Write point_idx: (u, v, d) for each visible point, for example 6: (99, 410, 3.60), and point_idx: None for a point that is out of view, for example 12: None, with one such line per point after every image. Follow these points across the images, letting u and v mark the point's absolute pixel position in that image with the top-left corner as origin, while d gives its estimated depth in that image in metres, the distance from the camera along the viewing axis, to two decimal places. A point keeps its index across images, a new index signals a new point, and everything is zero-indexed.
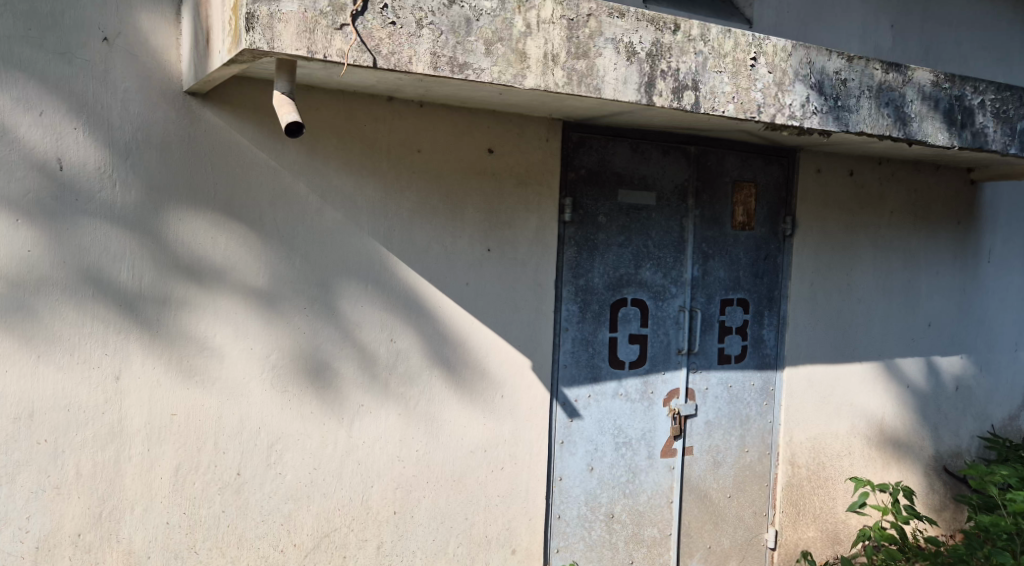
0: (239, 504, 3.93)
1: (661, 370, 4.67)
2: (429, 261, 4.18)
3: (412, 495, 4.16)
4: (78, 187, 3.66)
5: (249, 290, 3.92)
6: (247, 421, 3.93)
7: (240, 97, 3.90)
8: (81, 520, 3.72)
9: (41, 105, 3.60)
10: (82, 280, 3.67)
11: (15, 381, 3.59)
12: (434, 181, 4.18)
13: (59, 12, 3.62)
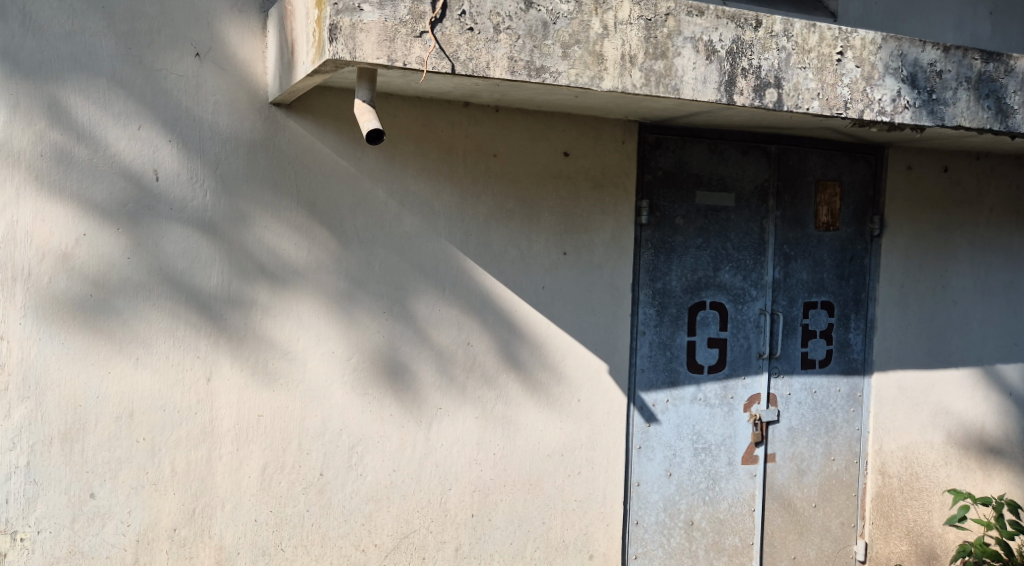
0: (322, 504, 4.05)
1: (741, 375, 4.57)
2: (505, 265, 4.21)
3: (489, 499, 4.20)
4: (172, 197, 3.84)
5: (331, 295, 4.03)
6: (330, 422, 4.04)
7: (321, 104, 4.02)
8: (176, 516, 3.90)
9: (137, 118, 3.78)
10: (176, 285, 3.85)
11: (117, 381, 3.80)
12: (510, 185, 4.21)
13: (156, 29, 3.81)
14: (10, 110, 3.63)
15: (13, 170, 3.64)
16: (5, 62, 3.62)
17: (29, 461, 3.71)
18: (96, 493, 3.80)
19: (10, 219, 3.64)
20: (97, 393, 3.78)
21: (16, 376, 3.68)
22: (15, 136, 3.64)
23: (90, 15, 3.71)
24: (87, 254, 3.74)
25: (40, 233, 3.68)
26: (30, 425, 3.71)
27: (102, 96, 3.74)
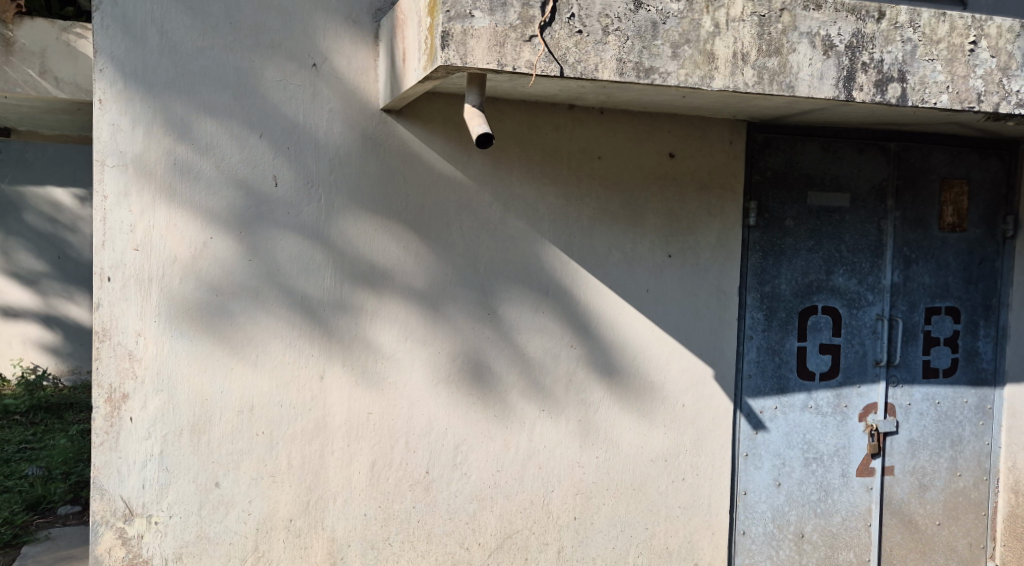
0: (428, 501, 4.15)
1: (855, 383, 4.43)
2: (609, 267, 4.25)
3: (592, 501, 4.25)
4: (288, 203, 4.02)
5: (438, 298, 4.14)
6: (435, 422, 4.14)
7: (430, 111, 4.12)
8: (291, 507, 4.08)
9: (258, 128, 3.99)
10: (291, 287, 4.03)
11: (239, 377, 4.01)
12: (614, 187, 4.25)
13: (278, 43, 4.01)
14: (146, 124, 3.90)
15: (149, 179, 3.91)
16: (142, 79, 3.89)
17: (161, 450, 3.96)
18: (221, 482, 4.02)
19: (146, 224, 3.91)
20: (221, 388, 4.00)
21: (150, 371, 3.94)
22: (151, 148, 3.90)
23: (217, 31, 3.94)
24: (213, 257, 3.97)
25: (173, 237, 3.93)
26: (163, 416, 3.96)
27: (227, 108, 3.96)
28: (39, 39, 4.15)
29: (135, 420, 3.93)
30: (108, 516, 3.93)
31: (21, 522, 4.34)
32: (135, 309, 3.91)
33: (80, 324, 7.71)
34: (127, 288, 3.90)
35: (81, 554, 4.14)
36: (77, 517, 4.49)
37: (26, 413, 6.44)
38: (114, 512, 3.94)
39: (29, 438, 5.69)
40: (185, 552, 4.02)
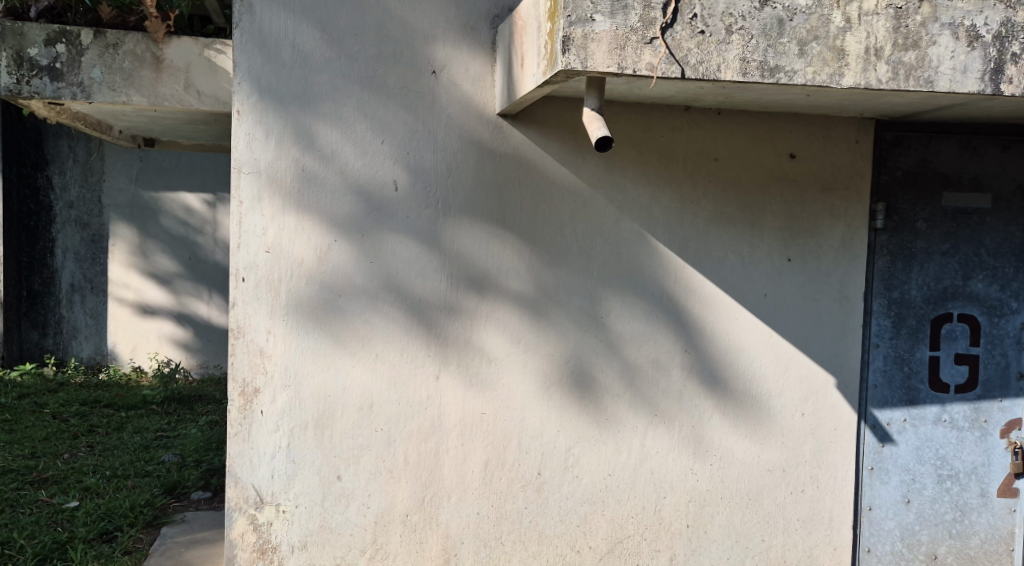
0: (540, 502, 4.16)
1: (996, 397, 4.23)
2: (725, 271, 4.22)
3: (706, 510, 4.23)
4: (410, 208, 4.10)
5: (552, 301, 4.16)
6: (548, 424, 4.15)
7: (545, 115, 4.14)
8: (408, 503, 4.12)
9: (381, 135, 4.08)
10: (410, 292, 4.11)
11: (361, 375, 4.09)
12: (731, 189, 4.20)
13: (400, 52, 4.09)
14: (278, 134, 4.03)
15: (281, 184, 4.03)
16: (277, 89, 4.02)
17: (289, 443, 4.06)
18: (342, 476, 4.09)
19: (277, 227, 4.03)
20: (344, 385, 4.08)
21: (279, 367, 4.05)
22: (283, 155, 4.03)
23: (345, 43, 4.04)
24: (339, 259, 4.07)
25: (301, 240, 4.05)
26: (291, 410, 4.06)
27: (350, 116, 4.06)
28: (184, 56, 4.39)
29: (265, 412, 4.05)
30: (241, 503, 4.05)
31: (160, 504, 4.77)
32: (266, 308, 4.04)
33: (207, 321, 8.26)
34: (260, 289, 4.03)
35: (214, 536, 4.47)
36: (208, 502, 4.91)
37: (162, 404, 7.01)
38: (247, 500, 4.06)
39: (164, 427, 6.28)
40: (310, 542, 4.09)
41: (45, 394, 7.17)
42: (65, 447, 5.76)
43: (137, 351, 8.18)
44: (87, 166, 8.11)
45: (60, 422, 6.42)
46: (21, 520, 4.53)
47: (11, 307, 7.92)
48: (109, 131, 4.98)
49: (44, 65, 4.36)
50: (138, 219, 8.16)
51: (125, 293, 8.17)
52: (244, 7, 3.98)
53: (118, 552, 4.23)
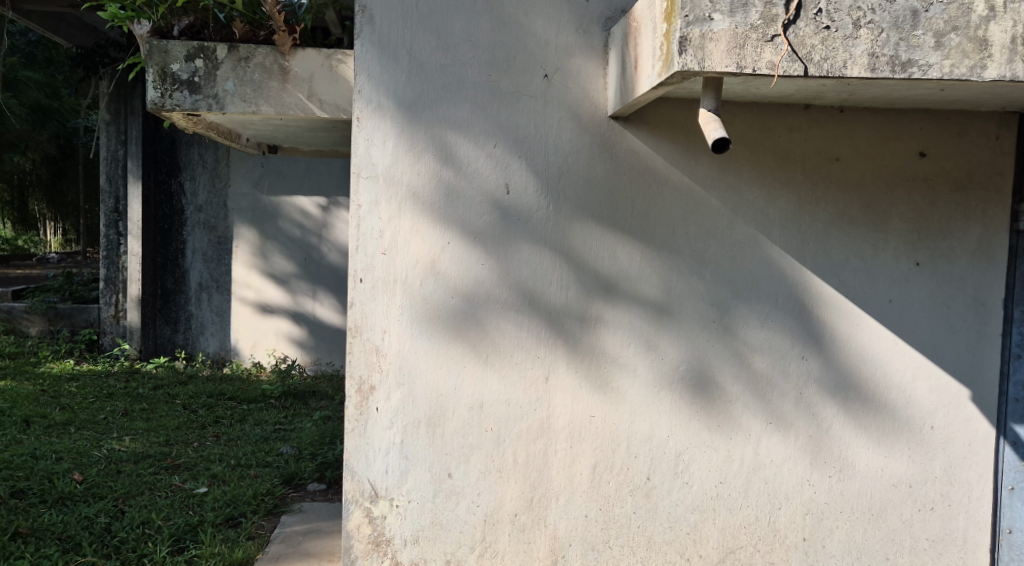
0: (649, 507, 4.07)
1: None
2: (847, 275, 4.08)
3: (823, 524, 4.10)
4: (521, 210, 4.03)
5: (664, 304, 4.06)
6: (657, 429, 4.06)
7: (658, 117, 4.04)
8: (518, 502, 4.06)
9: (495, 138, 4.01)
10: (520, 296, 4.04)
11: (473, 375, 4.03)
12: (854, 190, 4.06)
13: (513, 56, 4.01)
14: (395, 137, 3.99)
15: (399, 186, 4.00)
16: (395, 93, 3.99)
17: (403, 440, 4.04)
18: (453, 474, 4.05)
19: (394, 230, 4.00)
20: (456, 385, 4.03)
21: (394, 365, 4.02)
22: (400, 159, 4.00)
23: (459, 49, 3.99)
24: (454, 261, 4.01)
25: (416, 242, 4.01)
26: (404, 408, 4.03)
27: (462, 119, 4.00)
28: (308, 66, 4.26)
29: (381, 409, 4.03)
30: (358, 496, 4.04)
31: (279, 493, 4.97)
32: (382, 307, 4.01)
33: (321, 320, 8.73)
34: (377, 289, 4.01)
35: (329, 526, 4.61)
36: (323, 495, 5.07)
37: (279, 398, 7.32)
38: (363, 493, 4.05)
39: (281, 420, 6.57)
40: (422, 537, 4.06)
41: (177, 387, 7.63)
42: (194, 436, 6.08)
43: (257, 348, 8.76)
44: (214, 173, 8.78)
45: (190, 412, 6.79)
46: (157, 503, 4.78)
47: (146, 305, 8.82)
48: (237, 140, 5.13)
49: (184, 79, 4.28)
50: (259, 222, 8.73)
51: (246, 293, 8.76)
52: (364, 15, 3.97)
53: (243, 537, 4.41)
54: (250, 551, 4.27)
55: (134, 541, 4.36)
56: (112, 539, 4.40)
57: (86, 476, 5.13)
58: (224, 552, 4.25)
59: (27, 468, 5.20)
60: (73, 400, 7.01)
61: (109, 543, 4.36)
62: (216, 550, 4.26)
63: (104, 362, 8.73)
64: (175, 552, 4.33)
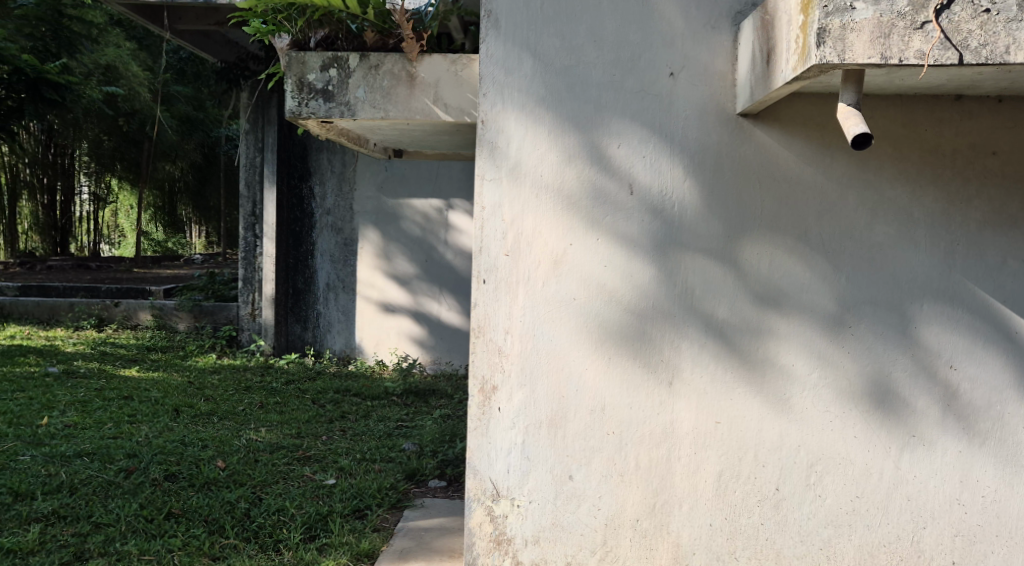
0: (779, 519, 3.79)
1: None
2: (1005, 279, 3.74)
3: (977, 548, 3.77)
4: (644, 207, 3.79)
5: (797, 304, 3.76)
6: (788, 437, 3.77)
7: (790, 113, 3.75)
8: (640, 507, 3.81)
9: (618, 137, 3.79)
10: (643, 296, 3.79)
11: (595, 375, 3.80)
12: (1012, 187, 3.72)
13: (636, 55, 3.78)
14: (519, 139, 3.82)
15: (522, 188, 3.81)
16: (519, 93, 3.81)
17: (524, 440, 3.84)
18: (574, 476, 3.83)
19: (516, 231, 3.82)
20: (577, 387, 3.81)
21: (516, 366, 3.84)
22: (522, 164, 3.82)
23: (582, 49, 3.79)
24: (577, 263, 3.80)
25: (538, 242, 3.81)
26: (526, 408, 3.84)
27: (582, 117, 3.80)
28: (433, 72, 4.09)
29: (503, 409, 3.84)
30: (479, 494, 3.88)
31: (402, 488, 5.08)
32: (505, 308, 3.84)
33: (441, 320, 8.87)
34: (499, 292, 3.84)
35: (453, 524, 4.66)
36: (443, 491, 5.16)
37: (401, 395, 7.49)
38: (485, 491, 3.88)
39: (403, 417, 6.70)
40: (542, 537, 3.86)
41: (307, 381, 7.96)
42: (323, 430, 6.27)
43: (380, 346, 8.99)
44: (342, 177, 9.03)
45: (319, 406, 7.00)
46: (290, 492, 4.95)
47: (279, 303, 9.16)
48: (365, 145, 5.23)
49: (319, 88, 4.17)
50: (382, 223, 8.93)
51: (371, 292, 8.99)
52: (489, 19, 3.82)
53: (369, 529, 4.52)
54: (376, 542, 4.37)
55: (270, 527, 4.51)
56: (251, 524, 4.57)
57: (228, 464, 5.37)
58: (352, 542, 4.36)
59: (177, 454, 5.50)
60: (215, 391, 7.34)
61: (249, 527, 4.53)
62: (346, 539, 4.38)
63: (241, 356, 9.11)
64: (307, 539, 4.46)
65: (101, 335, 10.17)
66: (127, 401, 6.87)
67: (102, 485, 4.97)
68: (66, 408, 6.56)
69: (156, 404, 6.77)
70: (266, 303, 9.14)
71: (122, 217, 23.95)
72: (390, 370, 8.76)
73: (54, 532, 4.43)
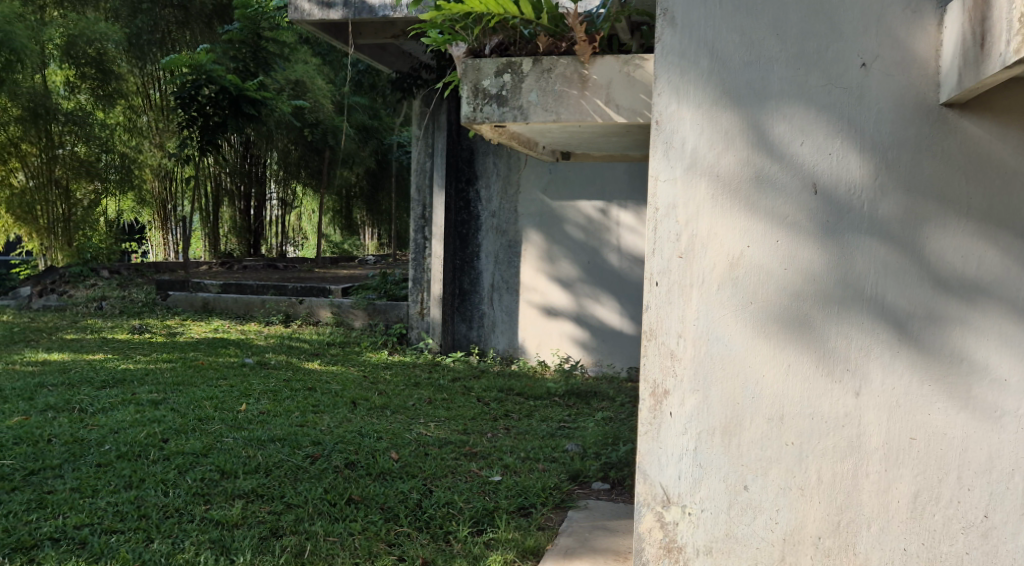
0: (986, 549, 3.35)
1: None
2: None
3: None
4: (833, 205, 3.40)
5: (1010, 311, 3.30)
6: (998, 458, 3.32)
7: (1006, 101, 3.28)
8: (823, 524, 3.44)
9: (804, 129, 3.41)
10: (829, 303, 3.40)
11: (776, 381, 3.44)
12: None
13: (825, 46, 3.39)
14: (694, 136, 3.49)
15: (698, 188, 3.49)
16: (696, 91, 3.49)
17: (695, 447, 3.52)
18: (749, 486, 3.48)
19: (691, 233, 3.50)
20: (754, 394, 3.46)
21: (690, 370, 3.51)
22: (698, 163, 3.49)
23: (765, 43, 3.43)
24: (757, 265, 3.44)
25: (714, 245, 3.48)
26: (701, 413, 3.51)
27: (764, 111, 3.43)
28: (607, 73, 4.07)
29: (675, 414, 3.53)
30: (649, 499, 3.59)
31: (565, 488, 5.13)
32: (678, 310, 3.52)
33: (604, 323, 8.87)
34: (673, 295, 3.52)
35: (617, 525, 4.66)
36: (607, 494, 5.15)
37: (563, 396, 7.55)
38: (655, 496, 3.59)
39: (565, 418, 6.76)
40: (715, 548, 3.53)
41: (473, 379, 8.13)
42: (488, 428, 6.38)
43: (542, 346, 9.09)
44: (507, 180, 9.18)
45: (483, 404, 7.14)
46: (458, 486, 5.06)
47: (445, 303, 9.38)
48: (535, 149, 5.29)
49: (493, 94, 4.21)
50: (546, 226, 9.02)
51: (533, 295, 9.11)
52: (665, 18, 3.51)
53: (534, 527, 4.57)
54: (541, 541, 4.41)
55: (440, 518, 4.63)
56: (423, 514, 4.70)
57: (401, 456, 5.54)
58: (518, 538, 4.42)
59: (356, 444, 5.71)
60: (389, 386, 7.60)
61: (421, 517, 4.66)
62: (512, 535, 4.44)
63: (410, 354, 9.39)
64: (475, 532, 4.55)
65: (286, 330, 10.71)
66: (310, 392, 7.19)
67: (292, 469, 5.23)
68: (259, 396, 6.94)
69: (335, 396, 7.07)
70: (433, 303, 9.39)
71: (303, 219, 25.20)
72: (553, 371, 8.85)
73: (253, 509, 4.69)
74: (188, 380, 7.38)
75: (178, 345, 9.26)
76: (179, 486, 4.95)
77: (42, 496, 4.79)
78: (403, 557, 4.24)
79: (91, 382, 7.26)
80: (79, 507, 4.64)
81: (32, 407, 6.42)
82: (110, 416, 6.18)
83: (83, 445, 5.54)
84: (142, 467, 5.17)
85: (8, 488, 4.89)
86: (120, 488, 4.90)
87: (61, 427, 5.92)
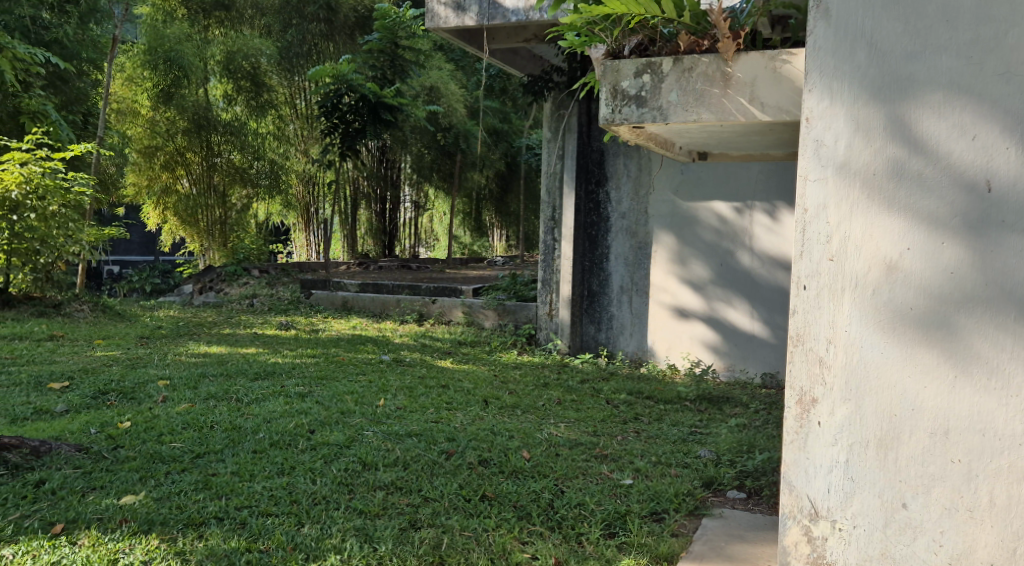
0: None
1: None
2: None
3: None
4: (1007, 205, 3.20)
5: None
6: None
7: None
8: (996, 550, 3.24)
9: (976, 123, 3.22)
10: (1001, 309, 3.20)
11: (940, 393, 3.27)
12: None
13: (1004, 32, 3.18)
14: (849, 134, 3.38)
15: (851, 188, 3.38)
16: (851, 86, 3.37)
17: (847, 459, 3.40)
18: (908, 504, 3.32)
19: (843, 234, 3.39)
20: (912, 405, 3.30)
21: (841, 378, 3.40)
22: (852, 162, 3.37)
23: (933, 32, 3.27)
24: (918, 268, 3.29)
25: (868, 247, 3.35)
26: (853, 424, 3.38)
27: (928, 106, 3.28)
28: (751, 70, 3.97)
29: (824, 424, 3.42)
30: (796, 512, 3.50)
31: (699, 495, 5.03)
32: (828, 315, 3.42)
33: (736, 327, 8.68)
34: (823, 299, 3.43)
35: (754, 536, 4.55)
36: (743, 503, 5.03)
37: (694, 400, 7.44)
38: (802, 510, 3.49)
39: (697, 423, 6.65)
40: None
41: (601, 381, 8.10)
42: (619, 430, 6.34)
43: (672, 350, 8.99)
44: (637, 181, 9.11)
45: (614, 406, 7.10)
46: (589, 487, 5.05)
47: (573, 304, 9.38)
48: (672, 149, 5.23)
49: (632, 95, 4.17)
50: (678, 227, 8.91)
51: (664, 297, 9.01)
52: (818, 12, 3.42)
53: (668, 533, 4.51)
54: (675, 547, 4.34)
55: (573, 519, 4.62)
56: (556, 514, 4.70)
57: (533, 455, 5.56)
58: (651, 543, 4.36)
59: (489, 441, 5.77)
60: (519, 385, 7.65)
61: (553, 517, 4.66)
62: (646, 540, 4.39)
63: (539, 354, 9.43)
64: (607, 535, 4.52)
65: (419, 328, 10.91)
66: (445, 389, 7.31)
67: (429, 463, 5.32)
68: (397, 391, 7.09)
69: (468, 393, 7.16)
70: (563, 304, 9.41)
71: (433, 220, 25.64)
72: (682, 375, 8.74)
73: (393, 500, 4.79)
74: (331, 374, 7.61)
75: (320, 340, 9.55)
76: (325, 475, 5.10)
77: (206, 477, 5.01)
78: (536, 555, 4.25)
79: (245, 373, 7.58)
80: (239, 490, 4.83)
81: (194, 395, 6.74)
82: (263, 406, 6.42)
83: (241, 433, 5.77)
84: (292, 455, 5.36)
85: (178, 469, 5.14)
86: (273, 474, 5.09)
87: (222, 414, 6.18)
